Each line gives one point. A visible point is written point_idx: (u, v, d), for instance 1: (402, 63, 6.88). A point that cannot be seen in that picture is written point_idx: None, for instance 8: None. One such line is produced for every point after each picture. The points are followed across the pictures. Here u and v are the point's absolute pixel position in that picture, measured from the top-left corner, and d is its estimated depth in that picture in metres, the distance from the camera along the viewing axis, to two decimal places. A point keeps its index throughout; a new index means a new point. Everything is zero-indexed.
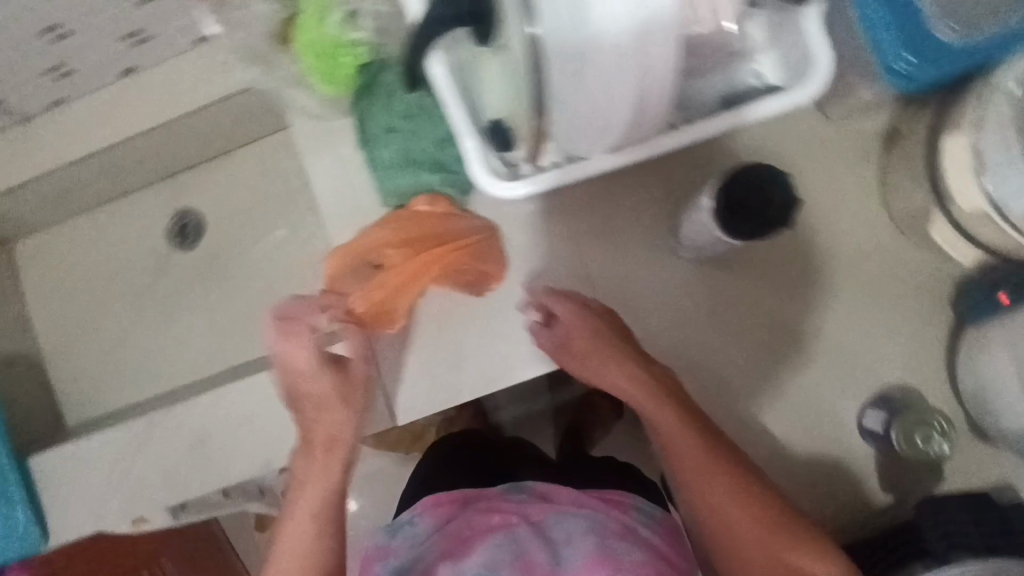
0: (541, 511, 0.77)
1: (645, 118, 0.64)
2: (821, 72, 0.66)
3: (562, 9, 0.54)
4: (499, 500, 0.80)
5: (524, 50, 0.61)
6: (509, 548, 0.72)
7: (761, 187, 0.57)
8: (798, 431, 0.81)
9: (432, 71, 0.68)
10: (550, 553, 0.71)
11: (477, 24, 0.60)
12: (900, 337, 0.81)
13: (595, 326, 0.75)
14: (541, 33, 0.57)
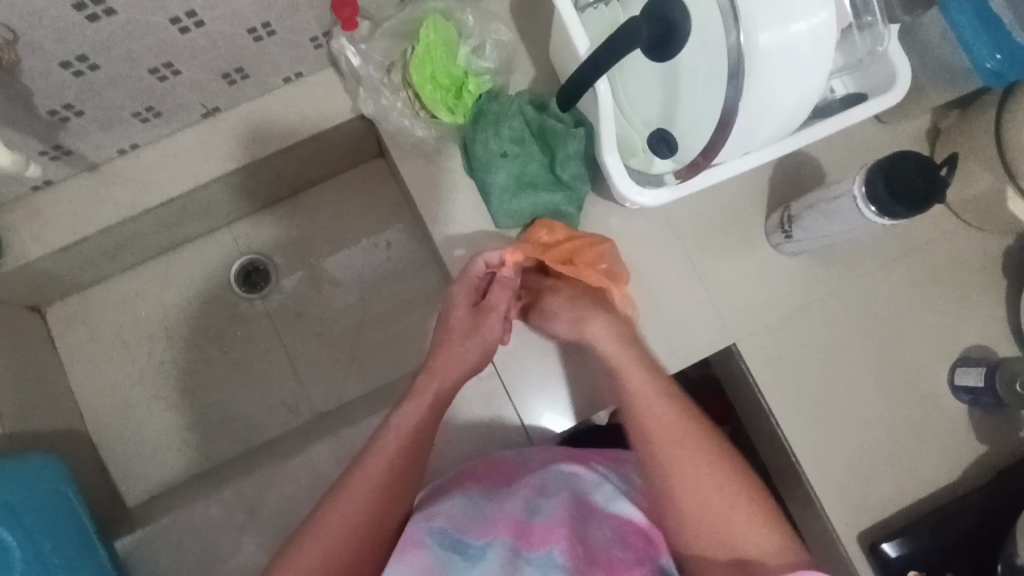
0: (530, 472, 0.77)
1: (785, 130, 0.74)
2: (902, 85, 0.80)
3: (765, 28, 0.65)
4: (501, 459, 0.81)
5: (710, 59, 0.69)
6: (476, 510, 0.72)
7: (922, 177, 0.64)
8: (895, 397, 0.91)
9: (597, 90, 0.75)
10: (524, 509, 0.72)
11: (671, 36, 0.69)
12: (969, 307, 0.92)
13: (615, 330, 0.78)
14: (744, 42, 0.66)
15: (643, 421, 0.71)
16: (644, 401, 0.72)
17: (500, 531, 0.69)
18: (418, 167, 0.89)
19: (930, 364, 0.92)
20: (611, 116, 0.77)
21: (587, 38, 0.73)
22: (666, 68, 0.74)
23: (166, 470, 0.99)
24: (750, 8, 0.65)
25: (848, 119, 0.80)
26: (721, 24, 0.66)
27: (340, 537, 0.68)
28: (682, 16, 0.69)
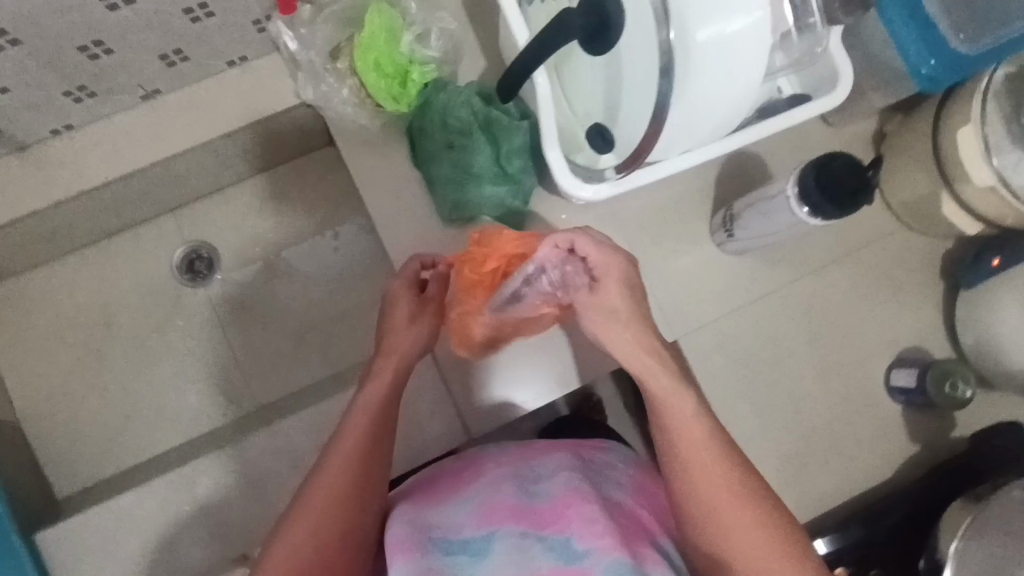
0: (515, 459, 0.74)
1: (723, 128, 0.74)
2: (842, 88, 0.81)
3: (694, 23, 0.65)
4: (487, 459, 0.76)
5: (644, 54, 0.69)
6: (475, 503, 0.67)
7: (845, 171, 0.65)
8: (834, 396, 0.92)
9: (534, 82, 0.76)
10: (525, 493, 0.68)
11: (606, 29, 0.70)
12: (907, 308, 0.94)
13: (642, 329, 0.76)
14: (675, 39, 0.66)
15: (670, 437, 0.71)
16: (669, 404, 0.72)
17: (497, 520, 0.65)
18: (364, 157, 0.88)
19: (868, 362, 0.93)
20: (551, 111, 0.77)
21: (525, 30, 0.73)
22: (602, 63, 0.74)
23: (100, 461, 0.96)
24: (680, 5, 0.65)
25: (787, 120, 0.81)
26: (653, 21, 0.66)
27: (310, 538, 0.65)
28: (615, 9, 0.69)
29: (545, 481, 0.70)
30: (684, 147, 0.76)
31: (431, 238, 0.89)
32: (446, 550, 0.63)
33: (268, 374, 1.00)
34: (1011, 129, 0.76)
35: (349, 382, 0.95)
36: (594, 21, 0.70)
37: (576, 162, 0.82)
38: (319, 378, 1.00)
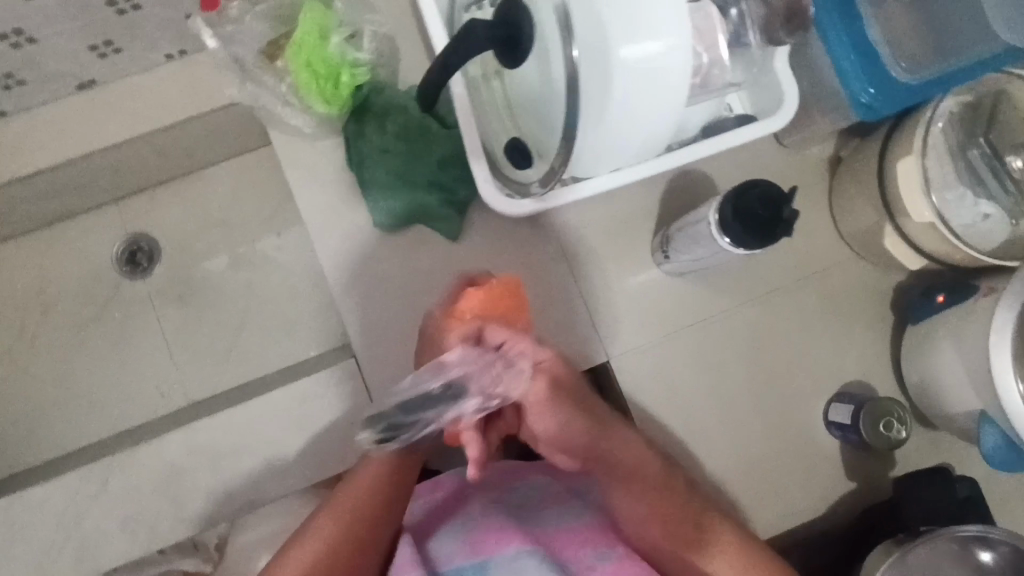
0: (503, 479, 0.79)
1: (648, 148, 0.71)
2: (786, 110, 0.78)
3: (601, 39, 0.63)
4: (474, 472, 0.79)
5: (552, 69, 0.67)
6: (469, 526, 0.73)
7: (765, 200, 0.63)
8: (771, 427, 0.89)
9: (453, 92, 0.75)
10: (520, 518, 0.74)
11: (516, 43, 0.67)
12: (852, 340, 0.91)
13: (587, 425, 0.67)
14: (580, 56, 0.64)
15: (660, 508, 0.71)
16: (643, 480, 0.70)
17: (492, 545, 0.70)
18: (295, 157, 0.86)
19: (808, 394, 0.90)
20: (473, 121, 0.75)
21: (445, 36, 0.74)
22: (519, 76, 0.71)
23: (25, 449, 0.96)
24: (585, 20, 0.63)
25: (727, 142, 0.78)
26: (557, 36, 0.65)
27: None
28: (524, 21, 0.66)
29: (535, 507, 0.76)
30: (613, 166, 0.74)
31: (363, 243, 0.87)
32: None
33: (202, 371, 0.99)
34: (959, 170, 0.75)
35: (278, 384, 0.93)
36: (504, 31, 0.67)
37: (506, 176, 0.79)
38: (250, 378, 0.98)
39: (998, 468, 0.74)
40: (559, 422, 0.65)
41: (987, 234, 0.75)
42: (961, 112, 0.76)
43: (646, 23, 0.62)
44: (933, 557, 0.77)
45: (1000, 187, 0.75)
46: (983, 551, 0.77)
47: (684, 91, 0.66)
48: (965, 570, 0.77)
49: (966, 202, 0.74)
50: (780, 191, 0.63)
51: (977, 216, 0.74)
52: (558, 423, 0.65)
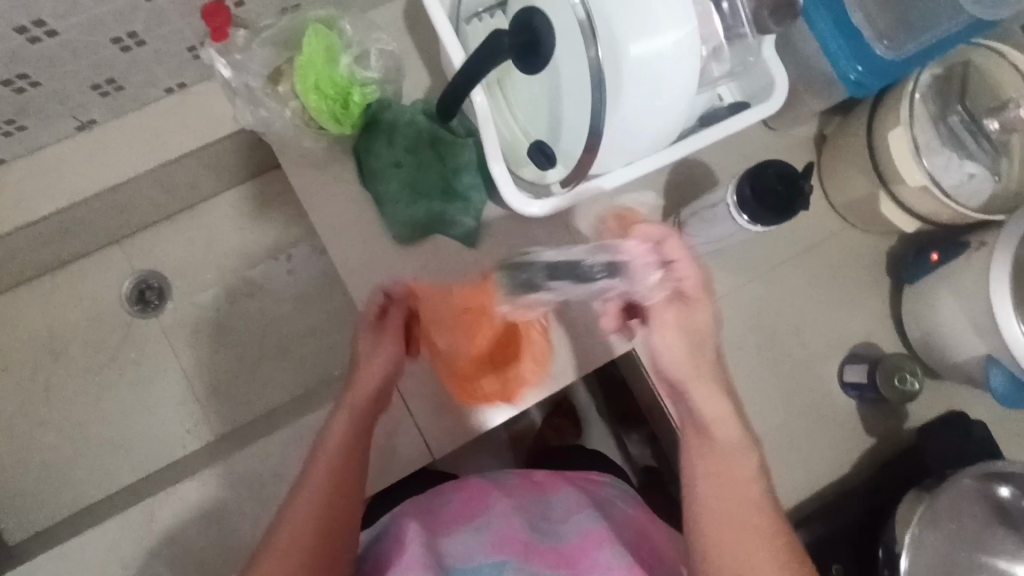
0: (521, 499, 0.94)
1: (661, 141, 0.76)
2: (779, 94, 0.83)
3: (622, 40, 0.66)
4: (488, 488, 0.95)
5: (571, 74, 0.70)
6: (486, 529, 0.87)
7: (783, 179, 0.68)
8: (790, 396, 0.94)
9: (474, 100, 0.76)
10: (532, 526, 0.89)
11: (531, 50, 0.71)
12: (855, 305, 0.96)
13: (696, 363, 0.70)
14: (601, 58, 0.68)
15: (725, 504, 0.65)
16: (723, 470, 0.67)
17: (505, 551, 0.83)
18: (308, 183, 0.87)
19: (822, 360, 0.95)
20: (491, 124, 0.76)
21: (462, 51, 0.74)
22: (537, 82, 0.74)
23: (51, 504, 0.93)
24: (605, 24, 0.66)
25: (728, 129, 0.83)
26: (580, 41, 0.68)
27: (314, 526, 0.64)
28: (542, 30, 0.70)
29: (546, 517, 0.91)
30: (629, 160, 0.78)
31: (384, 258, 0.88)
32: (467, 567, 0.82)
33: (226, 403, 0.98)
34: (943, 139, 0.80)
35: (309, 406, 0.94)
36: (524, 39, 0.71)
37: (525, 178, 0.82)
38: (277, 404, 0.98)
39: (1006, 405, 0.79)
40: (678, 340, 0.70)
41: (975, 193, 0.80)
42: (938, 83, 0.82)
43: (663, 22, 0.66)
44: (959, 500, 0.83)
45: (978, 148, 0.80)
46: (1001, 486, 0.83)
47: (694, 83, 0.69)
48: (990, 508, 0.83)
49: (954, 165, 0.79)
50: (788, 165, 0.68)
51: (965, 176, 0.80)
52: (671, 341, 0.70)
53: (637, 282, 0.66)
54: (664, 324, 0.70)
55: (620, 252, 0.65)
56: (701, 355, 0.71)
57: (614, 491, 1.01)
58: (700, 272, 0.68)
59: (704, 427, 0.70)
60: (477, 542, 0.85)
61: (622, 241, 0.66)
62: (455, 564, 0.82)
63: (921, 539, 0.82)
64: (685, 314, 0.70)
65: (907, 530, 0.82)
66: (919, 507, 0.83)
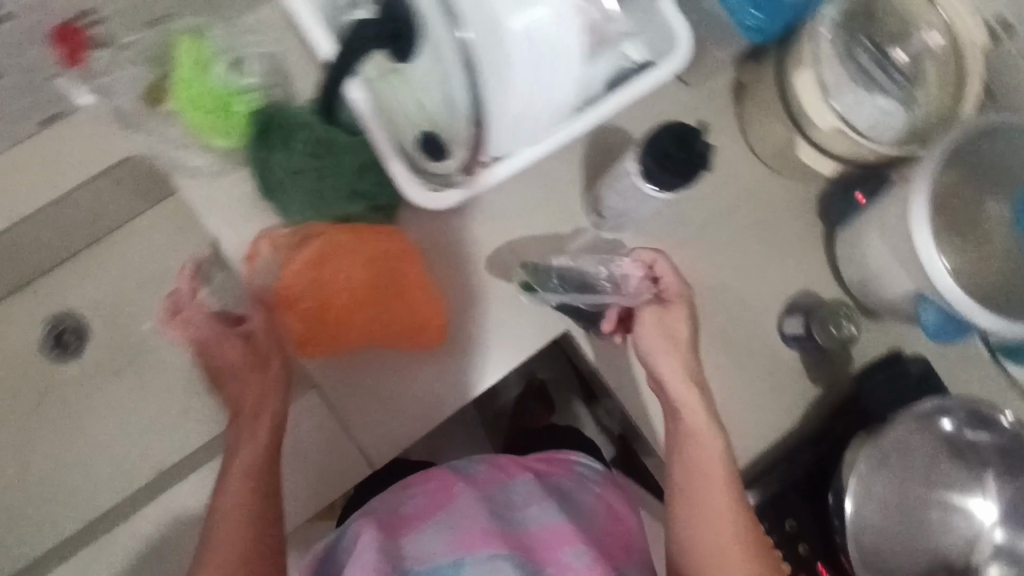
0: (485, 488, 0.92)
1: (556, 117, 0.73)
2: (682, 50, 0.80)
3: (489, 19, 0.62)
4: (453, 481, 0.93)
5: (447, 60, 0.66)
6: (449, 525, 0.84)
7: (679, 142, 0.66)
8: (733, 354, 0.92)
9: (351, 97, 0.71)
10: (496, 515, 0.87)
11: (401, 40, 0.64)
12: (789, 254, 0.95)
13: (681, 359, 0.84)
14: (473, 39, 0.64)
15: (704, 474, 0.80)
16: (700, 449, 0.81)
17: (468, 546, 0.81)
18: (205, 202, 0.83)
19: (761, 314, 0.93)
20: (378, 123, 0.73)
21: (331, 41, 0.69)
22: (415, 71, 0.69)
23: None
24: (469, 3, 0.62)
25: (636, 92, 0.80)
26: (445, 24, 0.64)
27: (245, 512, 0.71)
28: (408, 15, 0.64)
29: (509, 506, 0.90)
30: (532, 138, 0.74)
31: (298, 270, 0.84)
32: (428, 567, 0.79)
33: (163, 435, 0.95)
34: (855, 77, 0.77)
35: None
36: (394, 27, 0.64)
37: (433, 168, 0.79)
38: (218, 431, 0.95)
39: (938, 339, 0.80)
40: (659, 338, 0.85)
41: (888, 128, 0.78)
42: (844, 18, 0.79)
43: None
44: (901, 436, 0.83)
45: (889, 80, 0.78)
46: (941, 417, 0.84)
47: (575, 53, 0.67)
48: (928, 439, 0.84)
49: (864, 102, 0.77)
50: (686, 128, 0.66)
51: (877, 113, 0.77)
52: (655, 341, 0.85)
53: (619, 287, 0.86)
54: (647, 323, 0.85)
55: (618, 266, 0.86)
56: (681, 354, 0.84)
57: (584, 471, 1.03)
58: (679, 281, 0.85)
59: (691, 417, 0.83)
60: (440, 539, 0.82)
61: (619, 258, 0.87)
62: (416, 564, 0.80)
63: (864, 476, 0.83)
64: (665, 318, 0.85)
65: (851, 468, 0.83)
66: (861, 448, 0.83)
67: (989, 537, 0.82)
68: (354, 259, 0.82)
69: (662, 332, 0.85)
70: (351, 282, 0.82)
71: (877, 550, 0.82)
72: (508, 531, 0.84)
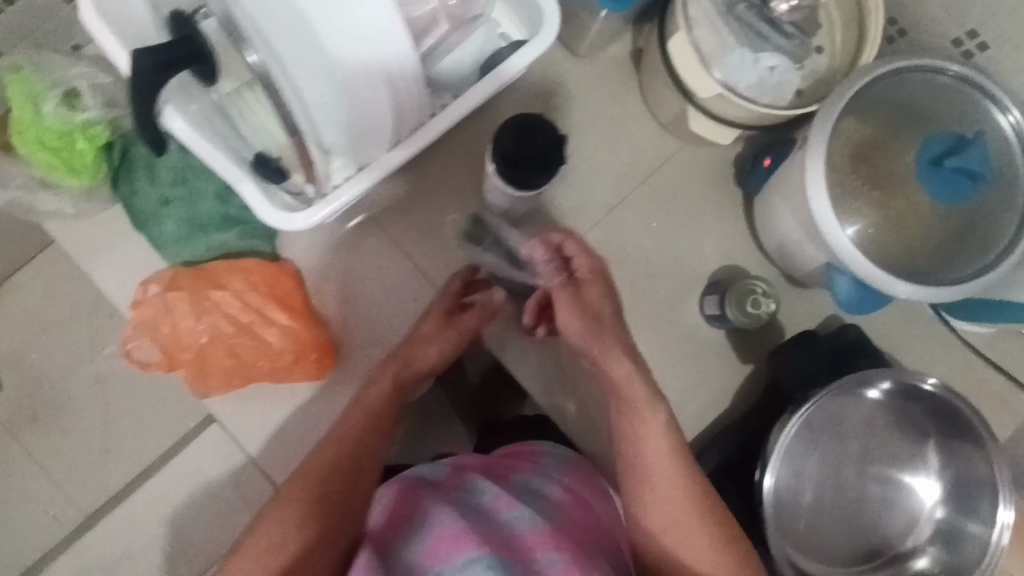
0: (449, 486, 0.75)
1: (407, 117, 0.67)
2: (550, 25, 0.74)
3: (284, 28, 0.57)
4: (418, 478, 0.78)
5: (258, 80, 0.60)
6: (421, 534, 0.70)
7: (522, 137, 0.61)
8: (655, 341, 0.87)
9: (171, 127, 0.64)
10: (462, 510, 0.71)
11: (199, 65, 0.55)
12: (709, 227, 0.89)
13: (602, 336, 0.75)
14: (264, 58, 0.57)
15: (645, 460, 0.74)
16: (645, 439, 0.74)
17: (444, 556, 0.66)
18: (83, 243, 0.82)
19: (681, 295, 0.88)
20: (210, 145, 0.65)
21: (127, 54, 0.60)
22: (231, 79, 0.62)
23: None
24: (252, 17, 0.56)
25: (504, 77, 0.72)
26: (235, 47, 0.58)
27: (296, 537, 0.72)
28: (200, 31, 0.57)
29: (478, 506, 0.72)
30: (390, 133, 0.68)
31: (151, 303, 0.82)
32: None
33: (84, 478, 0.94)
34: (742, 34, 0.70)
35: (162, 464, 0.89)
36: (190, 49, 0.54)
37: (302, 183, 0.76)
38: (139, 470, 0.92)
39: (853, 310, 0.73)
40: (574, 317, 0.74)
41: (778, 89, 0.72)
42: None
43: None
44: (826, 411, 0.79)
45: (778, 35, 0.71)
46: (870, 388, 0.77)
47: (404, 42, 0.59)
48: (858, 407, 0.79)
49: (748, 62, 0.70)
50: (531, 122, 0.61)
51: (763, 73, 0.71)
52: (574, 321, 0.74)
53: (532, 269, 0.78)
54: (560, 306, 0.75)
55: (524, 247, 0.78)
56: (603, 330, 0.75)
57: (549, 462, 0.81)
58: (592, 257, 0.76)
59: (632, 402, 0.75)
60: (416, 557, 0.68)
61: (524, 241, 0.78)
62: None
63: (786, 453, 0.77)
64: (578, 296, 0.75)
65: (778, 436, 0.76)
66: (781, 423, 0.77)
67: (924, 505, 0.79)
68: (192, 309, 0.82)
69: (577, 312, 0.74)
70: (200, 333, 0.82)
71: (808, 531, 0.80)
72: (477, 529, 0.68)
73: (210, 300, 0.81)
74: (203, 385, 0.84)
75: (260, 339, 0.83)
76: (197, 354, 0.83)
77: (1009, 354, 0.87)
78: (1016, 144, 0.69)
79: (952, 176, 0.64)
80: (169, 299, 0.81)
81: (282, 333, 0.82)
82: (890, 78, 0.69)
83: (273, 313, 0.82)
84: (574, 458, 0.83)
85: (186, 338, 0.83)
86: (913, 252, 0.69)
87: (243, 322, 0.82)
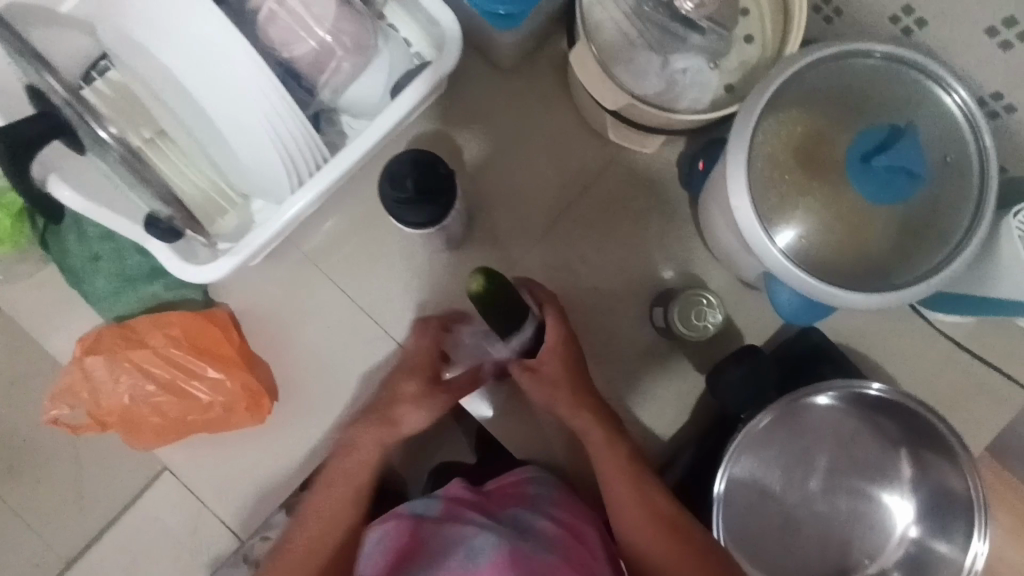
0: (448, 518, 0.69)
1: (297, 159, 0.65)
2: (451, 40, 0.70)
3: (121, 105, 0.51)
4: (416, 512, 0.71)
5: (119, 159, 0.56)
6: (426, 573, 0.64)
7: (394, 177, 0.58)
8: (605, 360, 0.83)
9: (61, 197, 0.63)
10: (467, 547, 0.65)
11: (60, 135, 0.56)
12: (655, 233, 0.84)
13: (571, 399, 0.72)
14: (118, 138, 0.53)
15: (608, 470, 0.71)
16: (603, 455, 0.71)
17: None
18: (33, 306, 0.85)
19: (630, 307, 0.83)
20: (101, 209, 0.64)
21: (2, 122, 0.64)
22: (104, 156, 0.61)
23: None
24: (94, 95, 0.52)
25: (408, 101, 0.68)
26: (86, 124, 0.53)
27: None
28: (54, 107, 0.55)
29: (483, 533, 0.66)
30: (287, 173, 0.65)
31: (78, 363, 0.80)
32: None
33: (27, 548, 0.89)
34: (646, 36, 0.67)
35: (113, 522, 0.88)
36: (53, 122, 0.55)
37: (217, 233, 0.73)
38: (85, 539, 0.88)
39: (789, 314, 0.70)
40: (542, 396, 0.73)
41: (690, 92, 0.68)
42: None
43: (213, 41, 0.59)
44: (780, 426, 0.74)
45: (685, 33, 0.67)
46: (815, 396, 0.71)
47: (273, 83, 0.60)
48: (818, 417, 0.74)
49: (650, 68, 0.67)
50: (401, 164, 0.58)
51: (668, 77, 0.67)
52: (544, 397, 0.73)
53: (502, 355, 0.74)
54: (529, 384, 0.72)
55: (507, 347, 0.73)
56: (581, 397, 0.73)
57: (539, 495, 0.74)
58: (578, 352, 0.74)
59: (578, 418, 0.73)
60: None
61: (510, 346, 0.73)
62: None
63: (736, 475, 0.73)
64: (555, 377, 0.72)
65: (729, 450, 0.70)
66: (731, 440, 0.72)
67: (898, 522, 0.73)
68: (111, 370, 0.80)
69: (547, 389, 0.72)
70: (122, 394, 0.80)
71: (779, 548, 0.74)
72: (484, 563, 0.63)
73: (132, 359, 0.80)
74: (136, 440, 0.82)
75: (187, 394, 0.81)
76: (122, 415, 0.81)
77: (996, 346, 0.80)
78: (965, 126, 0.62)
79: (884, 174, 0.59)
80: (90, 360, 0.80)
81: (209, 387, 0.80)
82: (820, 66, 0.63)
83: (199, 366, 0.80)
84: (562, 486, 0.76)
85: (111, 398, 0.80)
86: (857, 253, 0.63)
87: (168, 379, 0.80)
